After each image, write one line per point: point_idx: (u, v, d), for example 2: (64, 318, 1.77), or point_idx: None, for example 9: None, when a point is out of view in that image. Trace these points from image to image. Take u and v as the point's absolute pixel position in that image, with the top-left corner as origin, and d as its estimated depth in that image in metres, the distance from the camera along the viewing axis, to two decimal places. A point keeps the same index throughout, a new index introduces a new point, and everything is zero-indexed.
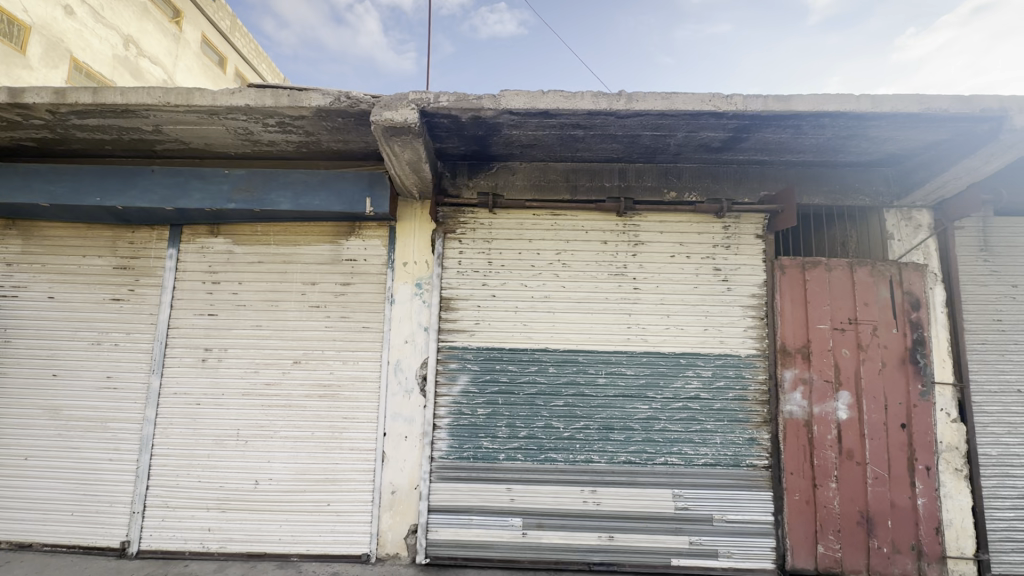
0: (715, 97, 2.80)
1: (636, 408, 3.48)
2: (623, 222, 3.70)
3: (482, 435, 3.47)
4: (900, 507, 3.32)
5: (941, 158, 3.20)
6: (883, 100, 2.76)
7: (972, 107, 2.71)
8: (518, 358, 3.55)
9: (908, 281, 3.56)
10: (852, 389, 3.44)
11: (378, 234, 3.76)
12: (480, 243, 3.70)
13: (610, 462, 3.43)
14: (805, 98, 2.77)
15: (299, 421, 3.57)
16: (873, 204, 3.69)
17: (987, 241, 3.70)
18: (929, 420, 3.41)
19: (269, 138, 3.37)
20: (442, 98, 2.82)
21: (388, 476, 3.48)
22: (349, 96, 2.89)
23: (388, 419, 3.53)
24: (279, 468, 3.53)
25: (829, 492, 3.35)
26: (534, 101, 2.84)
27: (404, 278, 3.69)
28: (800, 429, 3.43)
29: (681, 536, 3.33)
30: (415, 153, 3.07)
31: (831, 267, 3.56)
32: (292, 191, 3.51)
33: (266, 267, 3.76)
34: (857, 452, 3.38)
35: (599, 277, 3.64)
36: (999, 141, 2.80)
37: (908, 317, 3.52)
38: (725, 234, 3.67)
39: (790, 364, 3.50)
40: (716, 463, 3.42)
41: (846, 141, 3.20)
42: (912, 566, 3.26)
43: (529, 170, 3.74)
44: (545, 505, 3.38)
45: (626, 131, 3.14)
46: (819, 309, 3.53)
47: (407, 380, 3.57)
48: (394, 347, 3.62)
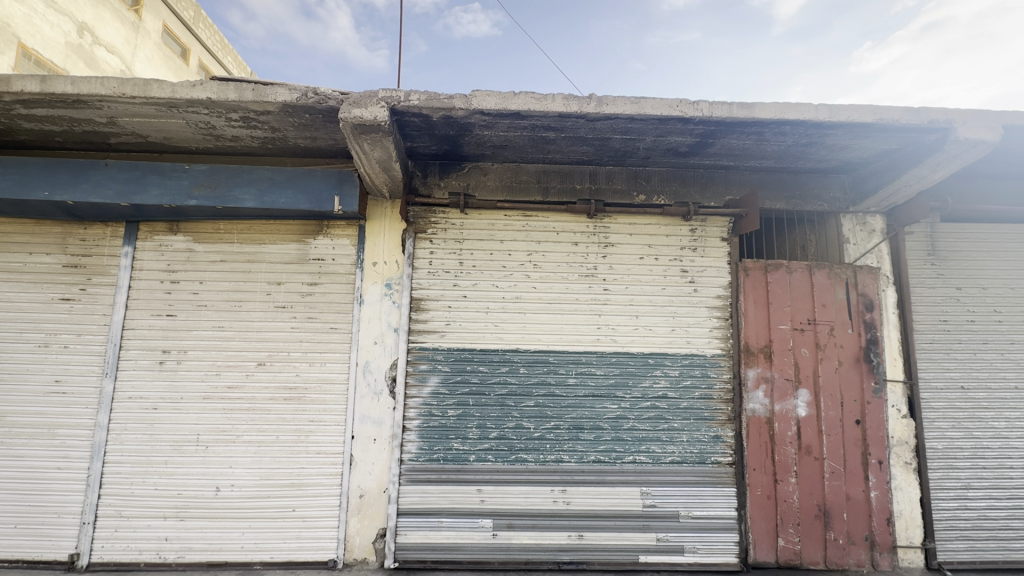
0: (682, 103, 2.86)
1: (605, 408, 3.53)
2: (594, 224, 3.74)
3: (453, 437, 3.45)
4: (855, 500, 3.47)
5: (894, 167, 3.36)
6: (840, 110, 2.88)
7: (922, 119, 2.85)
8: (489, 359, 3.54)
9: (863, 283, 3.72)
10: (810, 387, 3.58)
11: (347, 233, 3.69)
12: (452, 243, 3.68)
13: (580, 462, 3.46)
14: (767, 106, 2.87)
15: (262, 425, 3.47)
16: (830, 209, 3.85)
17: (935, 246, 3.90)
18: (881, 416, 3.58)
19: (233, 133, 3.26)
20: (413, 97, 2.79)
21: (356, 480, 3.42)
22: (316, 92, 2.82)
23: (357, 421, 3.47)
24: (241, 473, 3.42)
25: (789, 487, 3.47)
26: (506, 102, 2.84)
27: (374, 277, 3.64)
28: (762, 427, 3.54)
29: (649, 533, 3.39)
30: (385, 152, 3.02)
31: (792, 269, 3.69)
32: (257, 188, 3.40)
33: (229, 266, 3.64)
34: (815, 447, 3.51)
35: (570, 278, 3.67)
36: (945, 151, 2.96)
37: (863, 318, 3.69)
38: (692, 237, 3.76)
39: (753, 363, 3.61)
40: (683, 461, 3.49)
41: (806, 149, 3.33)
42: (865, 556, 3.41)
43: (501, 171, 3.75)
44: (515, 506, 3.38)
45: (597, 134, 3.18)
46: (780, 309, 3.66)
47: (376, 382, 3.52)
48: (363, 348, 3.56)
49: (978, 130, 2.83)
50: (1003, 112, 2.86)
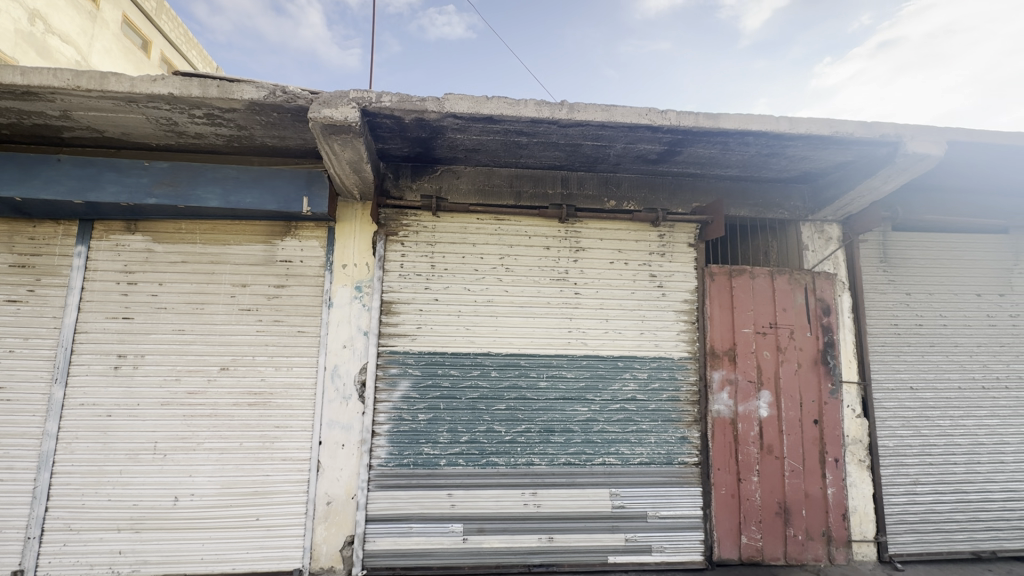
0: (651, 111, 2.94)
1: (575, 410, 3.56)
2: (565, 229, 3.78)
3: (423, 441, 3.42)
4: (813, 497, 3.61)
5: (849, 178, 3.53)
6: (799, 123, 3.01)
7: (874, 133, 3.01)
8: (460, 363, 3.53)
9: (820, 288, 3.89)
10: (771, 388, 3.71)
11: (316, 234, 3.62)
12: (424, 246, 3.66)
13: (550, 465, 3.48)
14: (732, 116, 2.97)
15: (225, 431, 3.36)
16: (791, 217, 4.00)
17: (887, 253, 4.10)
18: (837, 416, 3.74)
19: (196, 130, 3.16)
20: (385, 98, 2.77)
21: (323, 487, 3.34)
22: (285, 90, 2.76)
23: (324, 426, 3.40)
24: (202, 482, 3.30)
25: (751, 485, 3.58)
26: (478, 106, 2.85)
27: (343, 280, 3.58)
28: (726, 427, 3.64)
29: (617, 534, 3.44)
30: (356, 153, 2.98)
31: (754, 274, 3.82)
32: (221, 187, 3.31)
33: (191, 267, 3.52)
34: (776, 447, 3.63)
35: (542, 281, 3.70)
36: (895, 164, 3.12)
37: (821, 321, 3.85)
38: (660, 242, 3.85)
39: (718, 365, 3.72)
40: (651, 462, 3.56)
41: (767, 159, 3.46)
42: (823, 551, 3.55)
43: (474, 174, 3.75)
44: (485, 509, 3.37)
45: (568, 140, 3.22)
46: (744, 313, 3.78)
47: (345, 386, 3.46)
48: (331, 352, 3.49)
49: (925, 144, 3.00)
50: (946, 128, 3.05)
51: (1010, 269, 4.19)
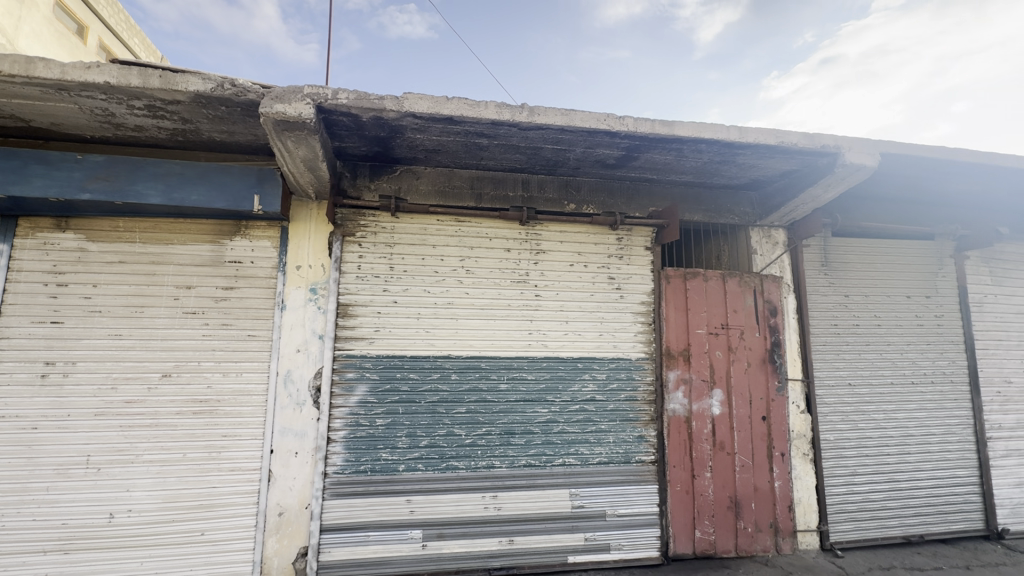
0: (610, 117, 2.99)
1: (535, 412, 3.58)
2: (526, 231, 3.80)
3: (381, 447, 3.34)
4: (761, 491, 3.77)
5: (794, 186, 3.72)
6: (749, 132, 3.15)
7: (815, 144, 3.18)
8: (419, 366, 3.48)
9: (768, 291, 4.07)
10: (723, 387, 3.85)
11: (268, 234, 3.48)
12: (382, 247, 3.58)
13: (511, 467, 3.48)
14: (686, 124, 3.07)
15: (166, 442, 3.17)
16: (741, 222, 4.18)
17: (828, 258, 4.34)
18: (783, 412, 3.92)
19: (136, 122, 2.98)
20: (342, 95, 2.70)
21: (275, 497, 3.21)
22: (234, 83, 2.64)
23: (276, 434, 3.27)
24: (141, 497, 3.10)
25: (705, 481, 3.70)
26: (438, 106, 2.82)
27: (297, 282, 3.45)
28: (681, 425, 3.75)
29: (577, 534, 3.47)
30: (310, 150, 2.89)
31: (707, 277, 3.97)
32: (164, 183, 3.13)
33: (130, 268, 3.31)
34: (727, 443, 3.77)
35: (502, 284, 3.70)
36: (834, 174, 3.31)
37: (768, 322, 4.03)
38: (619, 245, 3.93)
39: (673, 366, 3.82)
40: (609, 461, 3.62)
41: (719, 166, 3.59)
42: (770, 542, 3.71)
43: (434, 175, 3.71)
44: (445, 514, 3.33)
45: (529, 143, 3.24)
46: (697, 315, 3.91)
47: (298, 392, 3.33)
48: (284, 356, 3.36)
49: (861, 155, 3.20)
50: (879, 141, 3.26)
51: (935, 272, 4.54)
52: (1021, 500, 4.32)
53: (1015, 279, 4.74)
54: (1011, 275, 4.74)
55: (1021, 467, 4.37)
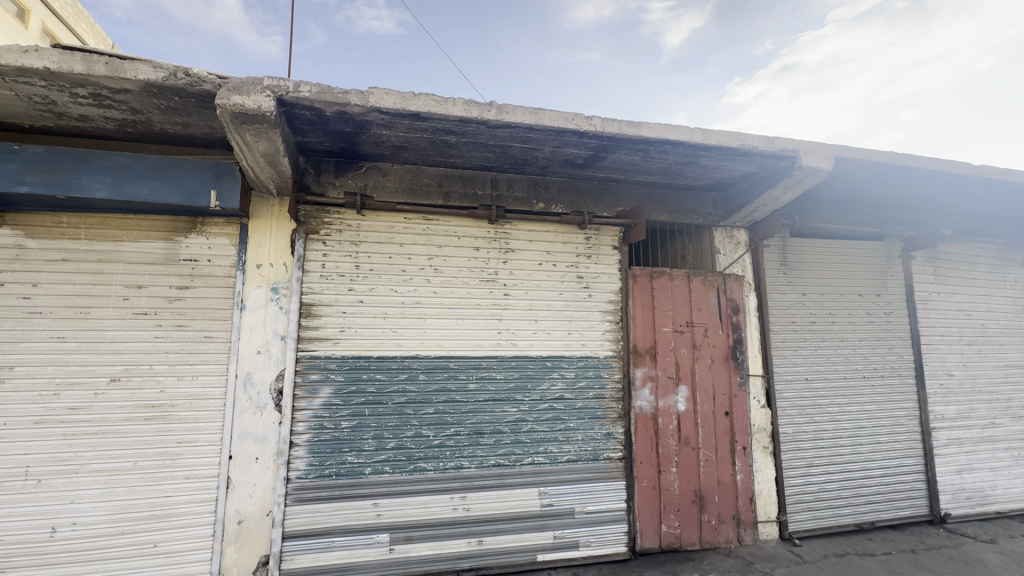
0: (577, 117, 3.01)
1: (504, 411, 3.56)
2: (494, 230, 3.78)
3: (346, 450, 3.26)
4: (725, 484, 3.87)
5: (754, 188, 3.84)
6: (712, 135, 3.23)
7: (775, 147, 3.29)
8: (386, 367, 3.41)
9: (730, 289, 4.18)
10: (688, 383, 3.93)
11: (226, 231, 3.34)
12: (347, 245, 3.49)
13: (480, 467, 3.46)
14: (652, 125, 3.12)
15: (115, 450, 3.00)
16: (704, 222, 4.28)
17: (787, 257, 4.50)
18: (745, 407, 4.04)
19: (80, 111, 2.80)
20: (304, 88, 2.61)
21: (233, 504, 3.09)
22: (188, 73, 2.52)
23: (235, 439, 3.14)
24: (87, 509, 2.92)
25: (671, 476, 3.77)
26: (405, 102, 2.77)
27: (258, 281, 3.33)
28: (648, 422, 3.81)
29: (546, 532, 3.48)
30: (271, 145, 2.79)
31: (672, 276, 4.05)
32: (112, 176, 2.96)
33: (74, 266, 3.11)
34: (692, 438, 3.86)
35: (471, 283, 3.67)
36: (793, 176, 3.43)
37: (731, 320, 4.15)
38: (587, 245, 3.96)
39: (640, 363, 3.88)
40: (578, 458, 3.64)
41: (684, 167, 3.67)
42: (733, 534, 3.82)
43: (401, 172, 3.65)
44: (413, 517, 3.28)
45: (497, 141, 3.22)
46: (663, 313, 3.99)
47: (259, 395, 3.21)
48: (244, 358, 3.23)
49: (817, 159, 3.33)
50: (834, 145, 3.40)
51: (884, 271, 4.76)
52: (961, 485, 4.60)
53: (956, 277, 5.03)
54: (953, 273, 5.02)
55: (961, 454, 4.64)
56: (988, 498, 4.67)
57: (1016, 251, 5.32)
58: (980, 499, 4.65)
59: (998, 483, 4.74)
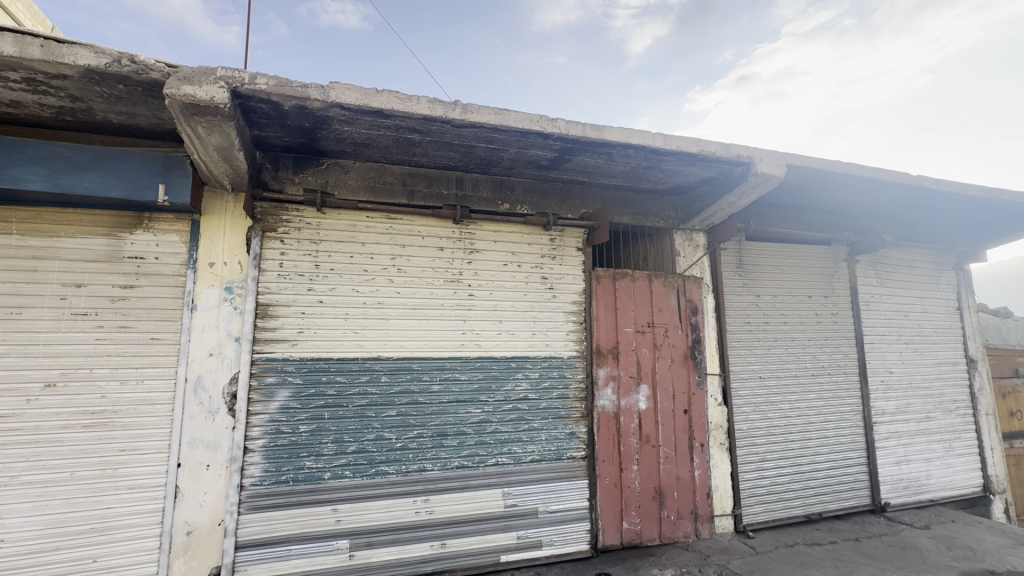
0: (542, 119, 3.03)
1: (468, 412, 3.54)
2: (459, 230, 3.75)
3: (305, 455, 3.16)
4: (683, 480, 3.98)
5: (713, 192, 3.97)
6: (672, 140, 3.32)
7: (731, 154, 3.41)
8: (347, 369, 3.33)
9: (689, 291, 4.31)
10: (649, 383, 4.02)
11: (176, 227, 3.18)
12: (307, 244, 3.39)
13: (443, 469, 3.42)
14: (615, 129, 3.18)
15: (49, 460, 2.80)
16: (665, 225, 4.39)
17: (742, 260, 4.67)
18: (702, 405, 4.16)
19: (12, 97, 2.61)
20: (260, 81, 2.52)
21: (182, 515, 2.94)
22: (133, 60, 2.39)
23: (184, 446, 2.99)
24: (17, 524, 2.72)
25: (632, 474, 3.85)
26: (367, 99, 2.71)
27: (210, 280, 3.18)
28: (610, 421, 3.87)
29: (509, 533, 3.48)
30: (225, 138, 2.67)
31: (634, 277, 4.13)
32: (49, 167, 2.77)
33: (5, 262, 2.89)
34: (653, 436, 3.95)
35: (435, 283, 3.63)
36: (748, 182, 3.57)
37: (690, 320, 4.27)
38: (552, 246, 3.99)
39: (603, 363, 3.94)
40: (542, 458, 3.66)
41: (646, 171, 3.75)
42: (691, 528, 3.94)
43: (364, 170, 3.57)
44: (374, 522, 3.22)
45: (462, 141, 3.20)
46: (626, 313, 4.06)
47: (210, 400, 3.07)
48: (194, 361, 3.09)
49: (770, 166, 3.48)
50: (786, 153, 3.56)
51: (831, 274, 5.02)
52: (899, 476, 4.89)
53: (896, 280, 5.35)
54: (893, 276, 5.34)
55: (899, 447, 4.94)
56: (922, 487, 4.99)
57: (949, 256, 5.71)
58: (915, 489, 4.95)
59: (932, 473, 5.07)
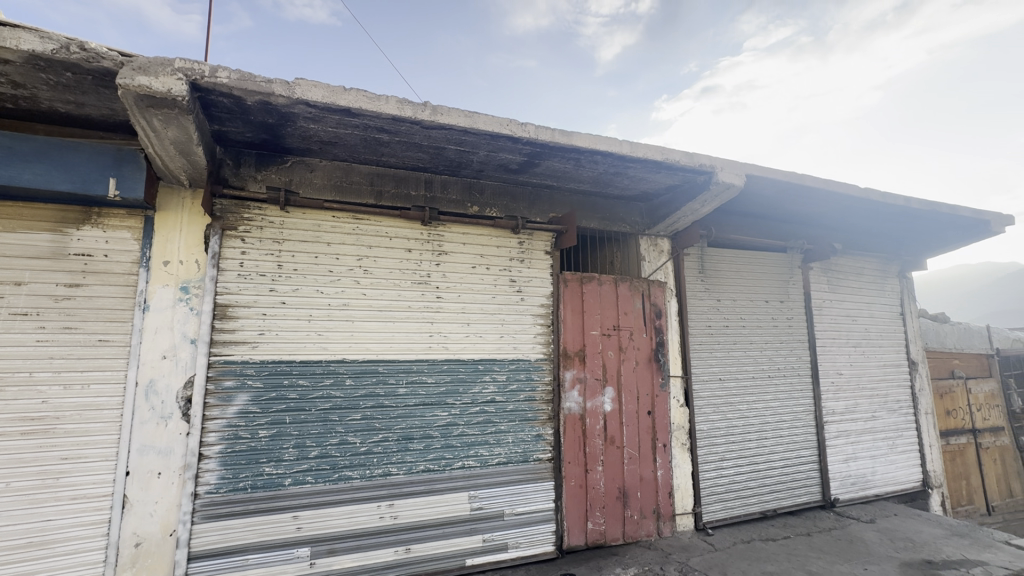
0: (512, 123, 3.05)
1: (435, 415, 3.51)
2: (428, 232, 3.73)
3: (264, 461, 3.06)
4: (647, 480, 4.07)
5: (677, 199, 4.09)
6: (639, 148, 3.40)
7: (695, 163, 3.53)
8: (310, 372, 3.25)
9: (653, 295, 4.42)
10: (614, 385, 4.10)
11: (128, 223, 3.03)
12: (269, 243, 3.29)
13: (408, 473, 3.38)
14: (584, 136, 3.23)
15: None
16: (631, 231, 4.49)
17: (704, 266, 4.82)
18: (666, 406, 4.27)
19: None
20: (222, 74, 2.44)
21: (131, 525, 2.80)
22: (84, 47, 2.27)
23: (133, 454, 2.85)
24: None
25: (597, 475, 3.90)
26: (334, 97, 2.67)
27: (164, 279, 3.05)
28: (576, 423, 3.92)
29: (475, 536, 3.47)
30: (183, 132, 2.57)
31: (601, 281, 4.21)
32: None
33: None
34: (617, 438, 4.02)
35: (402, 285, 3.59)
36: (710, 191, 3.70)
37: (654, 324, 4.37)
38: (520, 249, 4.01)
39: (570, 366, 3.98)
40: (508, 461, 3.67)
41: (613, 178, 3.83)
42: (653, 527, 4.03)
43: (330, 169, 3.51)
44: (336, 528, 3.15)
45: (431, 142, 3.19)
46: (592, 317, 4.13)
47: (163, 404, 2.94)
48: (145, 364, 2.95)
49: (731, 176, 3.62)
50: (746, 164, 3.71)
51: (787, 281, 5.24)
52: (848, 472, 5.14)
53: (845, 286, 5.64)
54: (843, 282, 5.63)
55: (847, 445, 5.20)
56: (868, 482, 5.27)
57: (893, 264, 6.06)
58: (862, 484, 5.22)
59: (877, 469, 5.36)
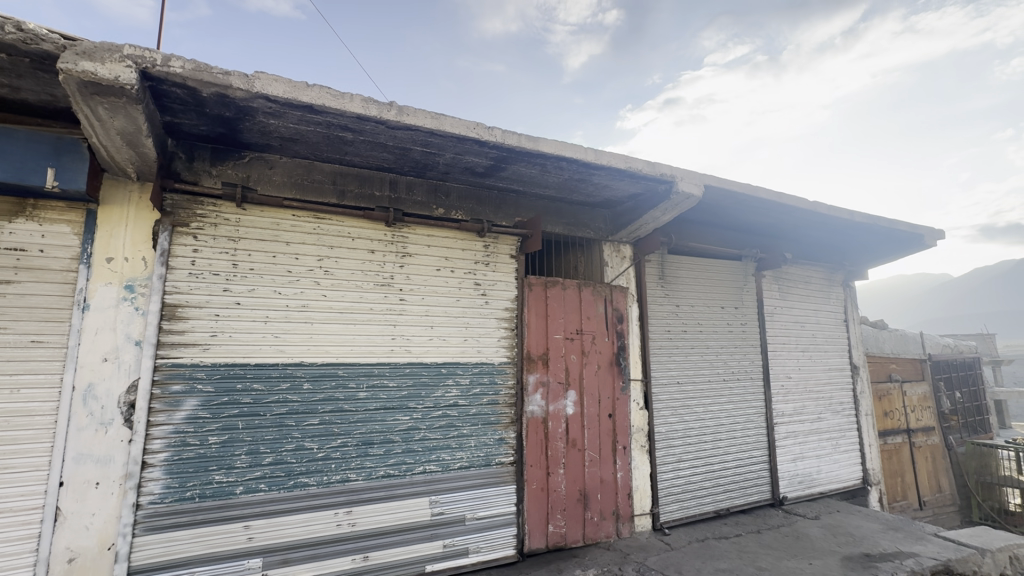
0: (479, 126, 3.06)
1: (395, 420, 3.45)
2: (391, 233, 3.67)
3: (214, 469, 2.93)
4: (607, 482, 4.13)
5: (639, 207, 4.20)
6: (603, 156, 3.47)
7: (656, 172, 3.63)
8: (265, 376, 3.14)
9: (615, 300, 4.51)
10: (576, 388, 4.15)
11: (67, 217, 2.85)
12: (223, 240, 3.16)
13: (368, 479, 3.31)
14: (550, 141, 3.27)
15: None
16: (595, 236, 4.57)
17: (664, 272, 4.95)
18: (626, 409, 4.36)
19: None
20: (175, 64, 2.33)
21: (63, 540, 2.62)
22: (21, 28, 2.12)
23: (68, 463, 2.67)
24: None
25: (558, 477, 3.94)
26: (296, 92, 2.59)
27: (107, 277, 2.88)
28: (539, 426, 3.94)
29: (435, 542, 3.43)
30: (131, 123, 2.44)
31: (565, 286, 4.26)
32: None
33: None
34: (579, 441, 4.07)
35: (364, 286, 3.52)
36: (671, 199, 3.81)
37: (616, 328, 4.46)
38: (486, 252, 4.01)
39: (533, 369, 4.01)
40: (470, 465, 3.65)
41: (578, 184, 3.89)
42: (612, 529, 4.09)
43: (290, 166, 3.41)
44: (291, 537, 3.04)
45: (397, 143, 3.15)
46: (556, 321, 4.17)
47: (103, 410, 2.77)
48: (84, 367, 2.77)
49: (691, 186, 3.74)
50: (704, 175, 3.84)
51: (741, 288, 5.45)
52: (795, 471, 5.39)
53: (795, 294, 5.92)
54: (793, 290, 5.91)
55: (795, 445, 5.45)
56: (814, 481, 5.54)
57: (838, 273, 6.40)
58: (808, 483, 5.49)
59: (822, 468, 5.64)
